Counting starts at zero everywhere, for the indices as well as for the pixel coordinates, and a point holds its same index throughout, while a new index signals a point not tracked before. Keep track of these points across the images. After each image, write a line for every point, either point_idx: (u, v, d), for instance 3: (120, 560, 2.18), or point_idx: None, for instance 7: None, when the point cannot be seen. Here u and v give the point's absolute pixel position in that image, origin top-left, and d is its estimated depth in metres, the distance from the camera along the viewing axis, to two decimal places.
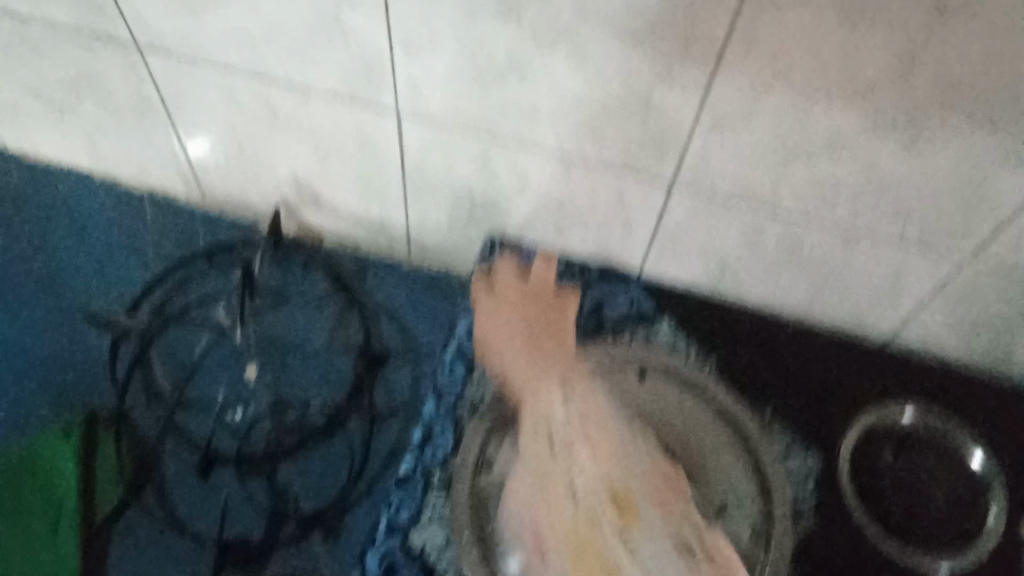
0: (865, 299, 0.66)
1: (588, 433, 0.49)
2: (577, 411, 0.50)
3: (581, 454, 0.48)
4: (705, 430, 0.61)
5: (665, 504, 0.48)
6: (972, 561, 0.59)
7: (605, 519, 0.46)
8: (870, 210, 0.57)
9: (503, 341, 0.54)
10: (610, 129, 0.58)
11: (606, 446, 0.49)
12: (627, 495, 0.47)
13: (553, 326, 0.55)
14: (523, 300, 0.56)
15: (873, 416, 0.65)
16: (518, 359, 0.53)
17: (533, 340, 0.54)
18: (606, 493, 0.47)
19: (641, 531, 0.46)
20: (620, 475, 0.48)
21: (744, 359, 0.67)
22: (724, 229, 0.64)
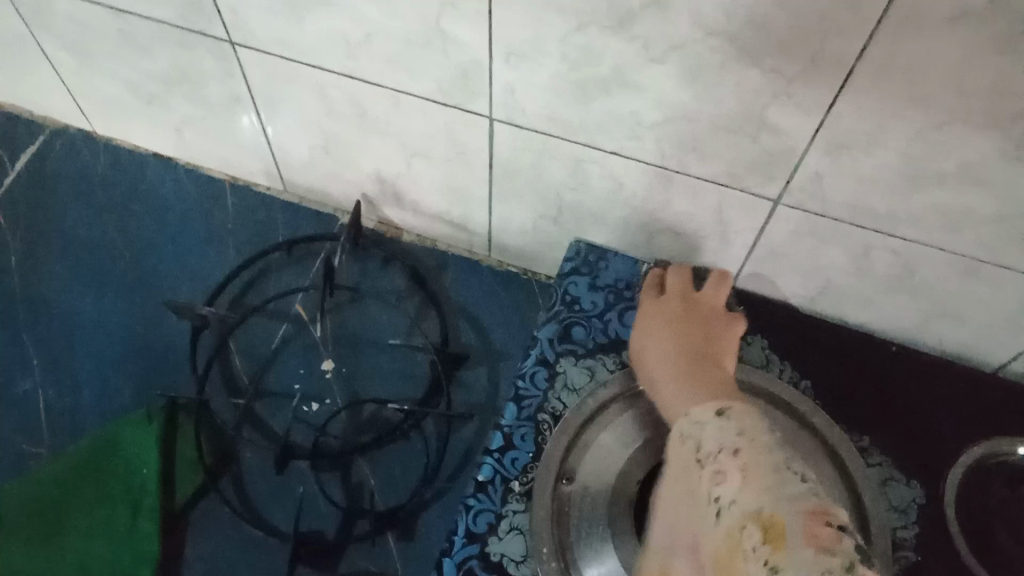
0: (979, 328, 0.62)
1: (739, 453, 0.40)
2: (732, 428, 0.42)
3: (732, 477, 0.39)
4: (801, 450, 0.59)
5: (822, 537, 0.35)
6: None
7: (749, 541, 0.36)
8: (999, 240, 0.53)
9: (663, 351, 0.55)
10: (717, 144, 0.55)
11: (760, 468, 0.39)
12: (777, 520, 0.37)
13: (710, 354, 0.54)
14: (686, 314, 0.58)
15: (982, 446, 0.61)
16: (678, 381, 0.52)
17: (692, 366, 0.53)
18: (749, 513, 0.37)
19: (789, 562, 0.35)
20: (772, 501, 0.37)
21: (845, 384, 0.64)
22: (830, 250, 0.61)
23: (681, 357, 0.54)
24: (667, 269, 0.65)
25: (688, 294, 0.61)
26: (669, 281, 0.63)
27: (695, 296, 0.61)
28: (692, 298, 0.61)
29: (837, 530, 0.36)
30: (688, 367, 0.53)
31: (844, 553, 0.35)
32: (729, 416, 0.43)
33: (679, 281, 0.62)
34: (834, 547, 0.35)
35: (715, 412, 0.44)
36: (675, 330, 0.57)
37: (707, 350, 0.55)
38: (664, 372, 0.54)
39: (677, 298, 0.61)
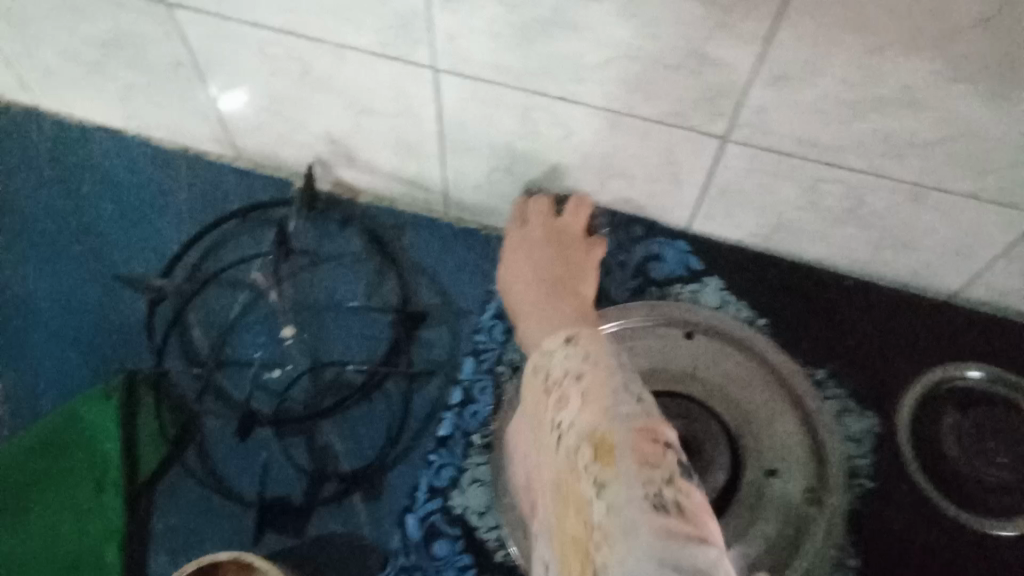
0: (929, 256, 0.63)
1: (580, 377, 0.41)
2: (578, 355, 0.43)
3: (572, 399, 0.40)
4: (753, 391, 0.62)
5: (648, 455, 0.36)
6: None
7: (581, 461, 0.38)
8: (943, 163, 0.53)
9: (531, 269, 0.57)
10: (661, 82, 0.55)
11: (599, 387, 0.40)
12: (609, 438, 0.37)
13: (572, 271, 0.56)
14: (550, 238, 0.60)
15: (934, 374, 0.63)
16: (541, 314, 0.50)
17: (551, 302, 0.51)
18: (584, 432, 0.38)
19: (616, 476, 0.36)
20: (605, 421, 0.38)
21: (801, 319, 0.65)
22: (779, 185, 0.60)
23: (543, 275, 0.55)
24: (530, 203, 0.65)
25: (550, 219, 0.63)
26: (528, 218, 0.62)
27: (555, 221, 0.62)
28: (558, 223, 0.62)
29: (663, 446, 0.37)
30: (545, 282, 0.55)
31: (666, 468, 0.36)
32: (577, 345, 0.44)
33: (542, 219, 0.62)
34: (657, 461, 0.36)
35: (563, 339, 0.45)
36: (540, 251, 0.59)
37: (569, 267, 0.57)
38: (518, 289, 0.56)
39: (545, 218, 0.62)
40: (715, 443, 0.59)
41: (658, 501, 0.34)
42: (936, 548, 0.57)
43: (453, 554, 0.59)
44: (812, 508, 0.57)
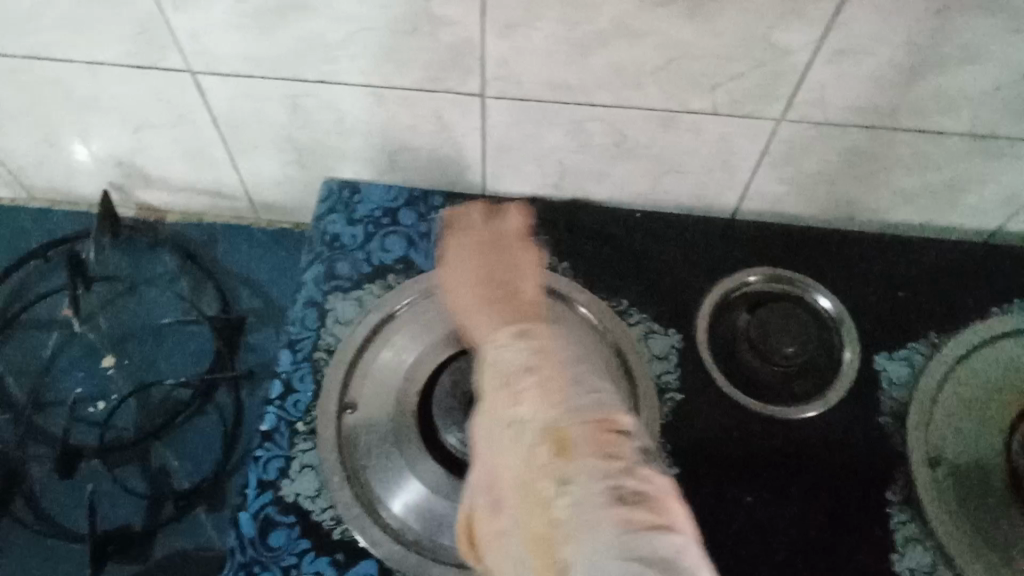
0: (699, 177, 0.66)
1: (532, 370, 0.38)
2: (527, 349, 0.39)
3: (529, 392, 0.37)
4: (563, 331, 0.64)
5: (608, 447, 0.34)
6: (834, 402, 0.61)
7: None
8: (678, 86, 0.57)
9: (544, 301, 0.64)
10: (405, 50, 0.56)
11: (557, 381, 0.37)
12: (566, 433, 0.35)
13: (508, 277, 0.49)
14: (471, 255, 0.54)
15: (721, 286, 0.65)
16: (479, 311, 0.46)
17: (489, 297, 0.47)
18: (543, 429, 0.35)
19: (579, 472, 0.33)
20: (566, 416, 0.35)
21: (599, 256, 0.67)
22: (547, 132, 0.63)
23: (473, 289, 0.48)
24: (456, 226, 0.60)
25: (483, 227, 0.59)
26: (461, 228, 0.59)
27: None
28: (493, 229, 0.58)
29: (621, 437, 0.35)
30: (586, 314, 0.64)
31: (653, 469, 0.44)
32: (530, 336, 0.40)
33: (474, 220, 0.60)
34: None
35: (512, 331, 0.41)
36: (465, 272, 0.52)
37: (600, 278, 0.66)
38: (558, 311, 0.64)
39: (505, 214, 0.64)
40: None
41: (621, 494, 0.31)
42: (748, 442, 0.60)
43: (290, 543, 0.57)
44: None
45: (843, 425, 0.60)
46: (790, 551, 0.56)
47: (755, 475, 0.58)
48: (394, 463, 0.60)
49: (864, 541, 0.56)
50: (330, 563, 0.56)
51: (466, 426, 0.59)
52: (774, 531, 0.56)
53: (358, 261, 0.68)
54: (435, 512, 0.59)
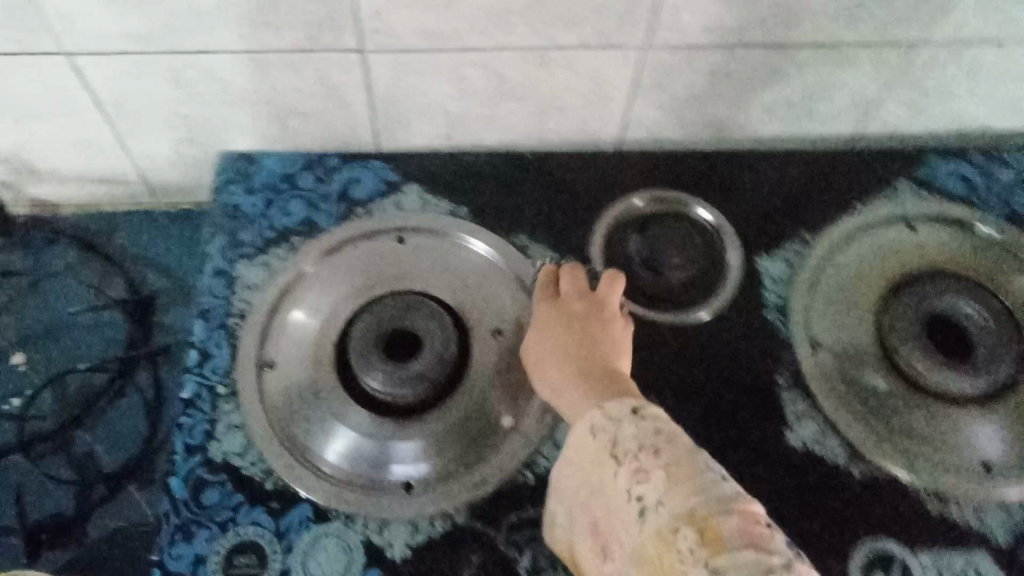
0: (579, 113, 0.70)
1: (659, 451, 0.42)
2: (650, 427, 0.44)
3: (654, 476, 0.42)
4: (468, 271, 0.67)
5: (757, 538, 0.37)
6: (723, 302, 0.66)
7: (683, 542, 0.38)
8: (545, 23, 0.60)
9: (562, 391, 0.52)
10: (281, 11, 0.58)
11: (682, 467, 0.41)
12: (706, 518, 0.38)
13: (598, 359, 0.53)
14: (572, 321, 0.56)
15: (611, 213, 0.70)
16: (593, 389, 0.50)
17: (588, 381, 0.51)
18: (678, 513, 0.39)
19: (729, 563, 0.36)
20: (699, 498, 0.39)
21: (495, 199, 0.71)
22: (430, 82, 0.65)
23: (576, 365, 0.52)
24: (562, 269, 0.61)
25: (576, 294, 0.59)
26: (560, 283, 0.60)
27: (562, 298, 0.58)
28: (588, 297, 0.58)
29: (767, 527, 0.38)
30: (589, 385, 0.50)
31: (777, 551, 0.37)
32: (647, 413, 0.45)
33: (569, 284, 0.59)
34: (769, 547, 0.37)
35: (632, 411, 0.46)
36: (561, 347, 0.55)
37: (599, 346, 0.54)
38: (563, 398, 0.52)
39: (549, 304, 0.58)
40: (438, 330, 0.62)
41: None
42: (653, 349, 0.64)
43: (224, 500, 0.58)
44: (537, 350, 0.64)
45: (732, 325, 0.66)
46: (699, 440, 0.60)
47: (659, 377, 0.63)
48: (318, 412, 0.62)
49: (761, 421, 0.62)
50: (266, 512, 0.58)
51: (380, 366, 0.60)
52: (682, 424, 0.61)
53: (262, 228, 0.69)
54: (365, 453, 0.61)
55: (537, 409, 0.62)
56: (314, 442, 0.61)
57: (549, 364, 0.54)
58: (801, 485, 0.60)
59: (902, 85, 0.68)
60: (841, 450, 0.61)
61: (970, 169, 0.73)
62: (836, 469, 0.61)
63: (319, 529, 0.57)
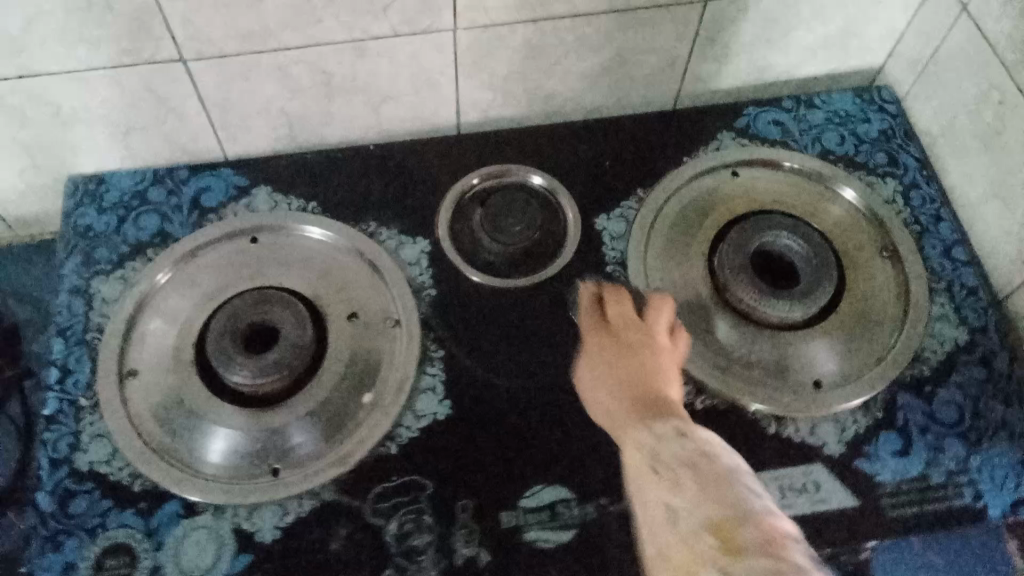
0: (412, 100, 0.73)
1: (692, 464, 0.39)
2: (691, 445, 0.41)
3: (685, 483, 0.38)
4: (322, 260, 0.69)
5: (779, 552, 0.33)
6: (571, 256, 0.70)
7: (706, 548, 0.35)
8: (353, 14, 0.63)
9: (612, 417, 0.49)
10: (91, 28, 0.60)
11: (713, 476, 0.38)
12: (728, 522, 0.35)
13: (647, 380, 0.50)
14: (624, 347, 0.54)
15: (452, 193, 0.73)
16: (641, 407, 0.47)
17: (638, 403, 0.48)
18: (703, 520, 0.36)
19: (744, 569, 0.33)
20: (728, 506, 0.36)
21: (344, 191, 0.73)
22: (258, 84, 0.68)
23: (626, 391, 0.50)
24: (607, 289, 0.61)
25: (633, 322, 0.56)
26: (610, 309, 0.59)
27: (613, 327, 0.57)
28: (642, 326, 0.56)
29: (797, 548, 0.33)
30: (633, 405, 0.48)
31: (798, 563, 0.32)
32: (692, 437, 0.41)
33: (625, 309, 0.58)
34: (787, 557, 0.33)
35: (677, 433, 0.42)
36: (615, 370, 0.53)
37: (648, 369, 0.51)
38: (614, 420, 0.49)
39: (598, 334, 0.57)
40: (295, 318, 0.64)
41: None
42: (503, 315, 0.68)
43: (93, 507, 0.59)
44: (393, 327, 0.66)
45: (574, 284, 0.69)
46: (551, 399, 0.64)
47: (508, 342, 0.67)
48: (179, 410, 0.63)
49: None
50: (135, 513, 0.59)
51: (243, 358, 0.62)
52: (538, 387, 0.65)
53: (116, 243, 0.70)
54: (247, 445, 0.62)
55: (395, 383, 0.64)
56: (194, 441, 0.62)
57: (603, 389, 0.52)
58: None
59: (708, 44, 0.74)
60: (684, 385, 0.66)
61: (783, 114, 0.79)
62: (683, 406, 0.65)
63: (189, 522, 0.59)
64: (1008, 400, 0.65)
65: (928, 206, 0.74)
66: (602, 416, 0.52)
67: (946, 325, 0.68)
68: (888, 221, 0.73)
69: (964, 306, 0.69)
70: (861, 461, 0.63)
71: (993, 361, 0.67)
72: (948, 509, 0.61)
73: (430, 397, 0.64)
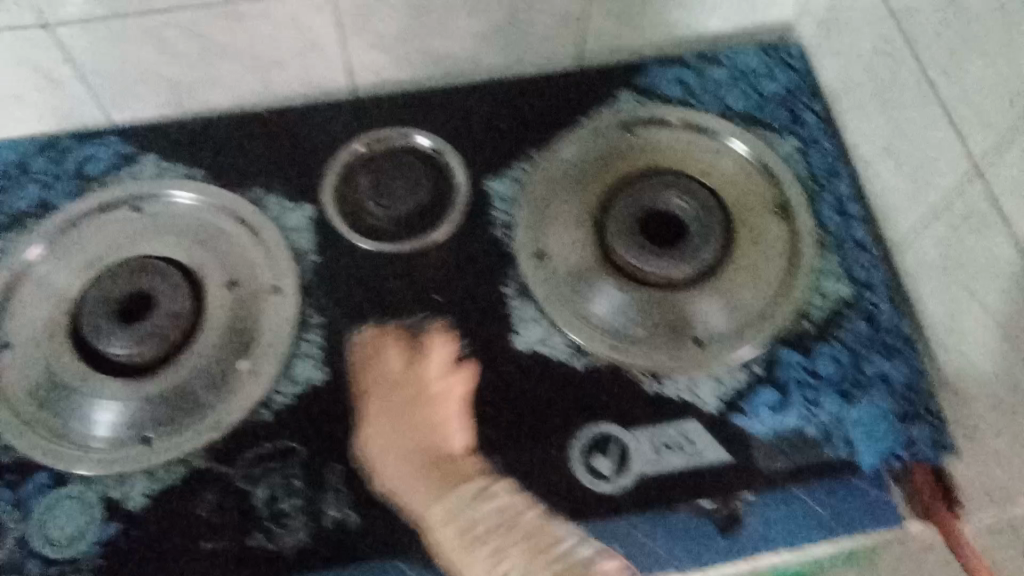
0: (298, 64, 0.71)
1: (495, 534, 0.51)
2: (501, 508, 0.52)
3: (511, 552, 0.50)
4: (204, 228, 0.68)
5: None
6: (460, 216, 0.70)
7: None
8: None
9: (399, 483, 0.57)
10: None
11: (534, 542, 0.51)
12: None
13: (438, 447, 0.57)
14: (405, 405, 0.60)
15: (336, 160, 0.71)
16: (429, 479, 0.55)
17: (430, 470, 0.56)
18: None
19: None
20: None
21: (231, 157, 0.72)
22: (133, 49, 0.67)
23: (422, 458, 0.57)
24: (379, 336, 0.64)
25: (401, 370, 0.61)
26: (385, 356, 0.62)
27: (393, 374, 0.61)
28: (410, 375, 0.61)
29: None
30: (435, 468, 0.56)
31: None
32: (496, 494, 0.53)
33: (397, 359, 0.62)
34: None
35: (480, 488, 0.54)
36: (398, 427, 0.59)
37: (439, 426, 0.59)
38: (416, 502, 0.55)
39: (372, 377, 0.62)
40: (170, 287, 0.64)
41: None
42: (385, 281, 0.67)
43: None
44: (273, 294, 0.66)
45: (458, 246, 0.69)
46: None
47: (390, 310, 0.66)
48: (54, 389, 0.62)
49: (487, 333, 0.66)
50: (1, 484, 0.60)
51: (120, 330, 0.62)
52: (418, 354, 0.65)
53: None
54: (129, 418, 0.61)
55: (271, 348, 0.64)
56: (76, 417, 0.61)
57: (382, 455, 0.58)
58: (524, 388, 0.64)
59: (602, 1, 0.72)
60: (566, 346, 0.66)
61: (687, 73, 0.77)
62: (561, 365, 0.65)
63: (55, 492, 0.59)
64: (892, 353, 0.65)
65: (827, 162, 0.73)
66: (381, 479, 0.58)
67: (833, 282, 0.68)
68: (782, 176, 0.71)
69: (854, 264, 0.68)
70: (738, 416, 0.63)
71: (878, 318, 0.66)
72: (821, 463, 0.62)
73: (307, 362, 0.64)
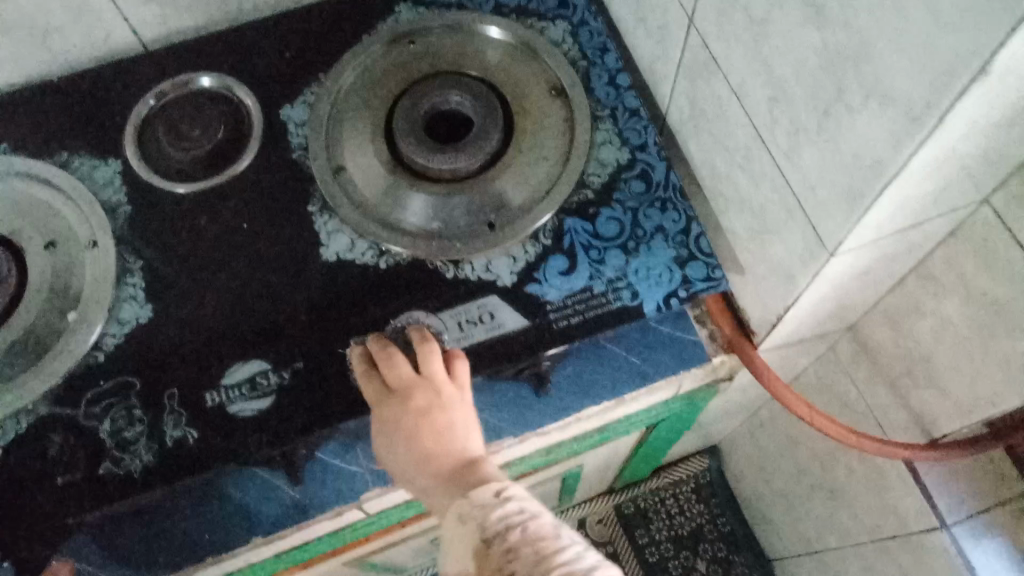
0: (75, 25, 0.76)
1: (510, 546, 0.48)
2: (526, 534, 0.49)
3: (510, 549, 0.48)
4: (19, 198, 0.73)
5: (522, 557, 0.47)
6: (259, 138, 0.75)
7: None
8: None
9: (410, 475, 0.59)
10: None
11: (481, 557, 0.48)
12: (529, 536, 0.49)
13: (437, 448, 0.59)
14: (399, 426, 0.60)
15: (133, 118, 0.76)
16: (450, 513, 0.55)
17: (447, 482, 0.57)
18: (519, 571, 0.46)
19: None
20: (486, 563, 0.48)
21: (34, 129, 0.76)
22: None
23: (425, 470, 0.58)
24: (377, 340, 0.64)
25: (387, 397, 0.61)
26: (385, 357, 0.62)
27: (392, 390, 0.61)
28: (394, 396, 0.60)
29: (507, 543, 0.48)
30: (436, 478, 0.58)
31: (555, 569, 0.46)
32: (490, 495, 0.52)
33: (400, 362, 0.62)
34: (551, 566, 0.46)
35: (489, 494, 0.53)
36: (393, 440, 0.60)
37: (427, 457, 0.58)
38: (419, 480, 0.59)
39: (376, 389, 0.62)
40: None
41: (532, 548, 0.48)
42: (196, 219, 0.72)
43: None
44: (90, 246, 0.71)
45: (264, 172, 0.74)
46: (247, 288, 0.69)
47: (203, 245, 0.71)
48: None
49: (296, 252, 0.71)
50: None
51: None
52: (234, 283, 0.70)
53: None
54: None
55: (94, 292, 0.69)
56: None
57: (392, 464, 0.61)
58: (336, 292, 0.69)
59: None
60: (369, 249, 0.70)
61: None
62: (368, 267, 0.70)
63: None
64: (664, 205, 0.71)
65: (594, 40, 0.78)
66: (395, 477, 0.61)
67: (608, 149, 0.73)
68: (550, 57, 0.77)
69: (626, 129, 0.74)
70: (532, 285, 0.68)
71: (652, 174, 0.72)
72: (607, 313, 0.67)
73: (132, 305, 0.69)
